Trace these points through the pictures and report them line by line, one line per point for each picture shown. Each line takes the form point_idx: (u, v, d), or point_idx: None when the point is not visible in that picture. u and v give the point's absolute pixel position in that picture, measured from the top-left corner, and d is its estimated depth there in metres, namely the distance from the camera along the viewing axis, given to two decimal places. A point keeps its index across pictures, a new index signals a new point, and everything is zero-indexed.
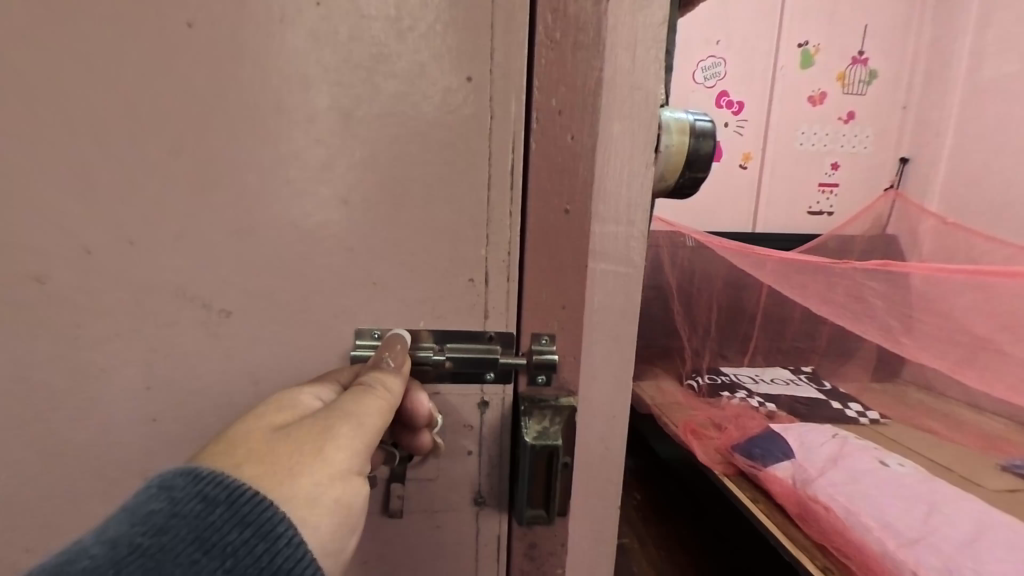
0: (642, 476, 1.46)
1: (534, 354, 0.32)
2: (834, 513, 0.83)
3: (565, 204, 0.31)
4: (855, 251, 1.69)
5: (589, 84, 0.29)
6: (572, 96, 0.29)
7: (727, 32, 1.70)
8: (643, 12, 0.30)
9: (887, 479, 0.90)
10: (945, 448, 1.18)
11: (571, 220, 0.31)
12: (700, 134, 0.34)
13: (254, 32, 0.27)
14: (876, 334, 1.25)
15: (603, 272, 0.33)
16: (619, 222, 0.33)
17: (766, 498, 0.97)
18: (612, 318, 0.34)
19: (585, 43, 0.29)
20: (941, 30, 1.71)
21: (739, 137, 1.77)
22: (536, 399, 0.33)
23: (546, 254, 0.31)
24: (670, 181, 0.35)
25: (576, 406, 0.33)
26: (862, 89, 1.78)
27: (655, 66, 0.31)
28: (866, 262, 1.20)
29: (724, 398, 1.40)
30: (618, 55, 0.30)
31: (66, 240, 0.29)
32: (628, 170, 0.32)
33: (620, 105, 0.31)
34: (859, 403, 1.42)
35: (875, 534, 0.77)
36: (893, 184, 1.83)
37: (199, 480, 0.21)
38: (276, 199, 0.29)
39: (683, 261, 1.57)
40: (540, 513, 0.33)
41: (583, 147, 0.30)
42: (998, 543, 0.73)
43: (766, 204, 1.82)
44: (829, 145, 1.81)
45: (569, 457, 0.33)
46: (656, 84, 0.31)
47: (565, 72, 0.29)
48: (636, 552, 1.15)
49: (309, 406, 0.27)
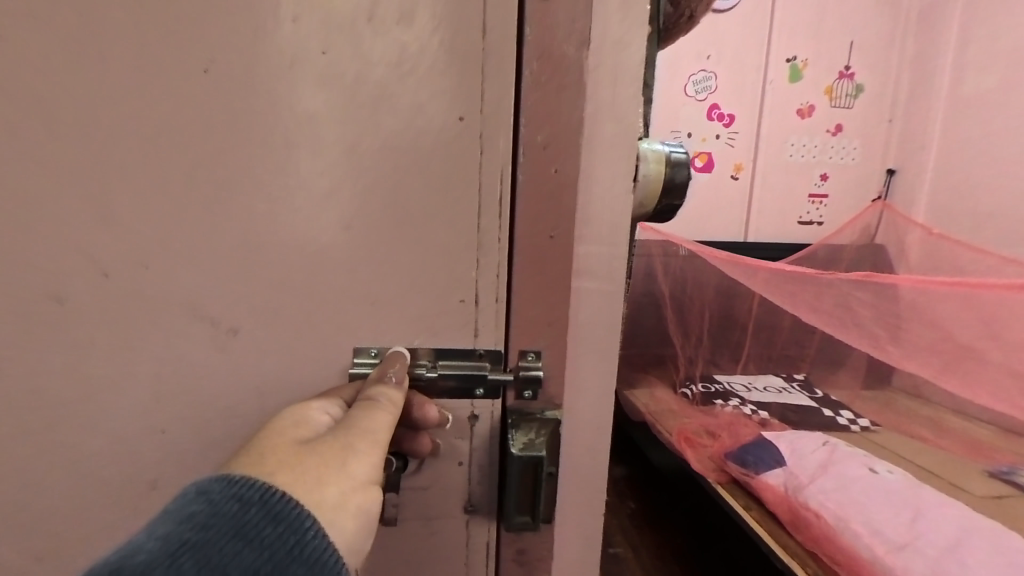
0: (636, 485, 1.47)
1: (521, 370, 0.33)
2: (825, 520, 0.84)
3: (550, 231, 0.32)
4: (844, 260, 1.71)
5: (572, 122, 0.31)
6: (561, 128, 0.31)
7: (717, 46, 1.74)
8: (623, 54, 0.32)
9: (875, 487, 0.91)
10: (933, 454, 1.20)
11: (561, 242, 0.32)
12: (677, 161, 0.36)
13: (263, 73, 0.29)
14: (864, 342, 1.27)
15: (587, 293, 0.34)
16: (601, 246, 0.34)
17: (759, 506, 0.98)
18: (597, 335, 0.35)
19: (569, 84, 0.30)
20: (924, 46, 1.76)
21: (731, 149, 1.81)
22: (523, 412, 0.34)
23: (534, 277, 0.33)
24: (650, 207, 0.37)
25: (559, 419, 0.34)
26: (849, 102, 1.82)
27: (633, 104, 0.32)
28: (851, 274, 1.20)
29: (718, 406, 1.41)
30: (600, 93, 0.32)
31: (80, 260, 0.30)
32: (611, 200, 0.33)
33: (606, 135, 0.33)
34: (850, 411, 1.43)
35: (864, 541, 0.78)
36: (880, 195, 1.87)
37: (232, 483, 0.22)
38: (281, 225, 0.30)
39: (675, 269, 1.59)
40: (527, 517, 0.34)
41: (567, 179, 0.32)
42: (982, 549, 0.74)
43: (758, 214, 1.85)
44: (818, 156, 1.84)
45: (554, 467, 0.34)
46: (634, 121, 0.33)
47: (550, 110, 0.31)
48: (631, 561, 1.15)
49: (318, 421, 0.28)
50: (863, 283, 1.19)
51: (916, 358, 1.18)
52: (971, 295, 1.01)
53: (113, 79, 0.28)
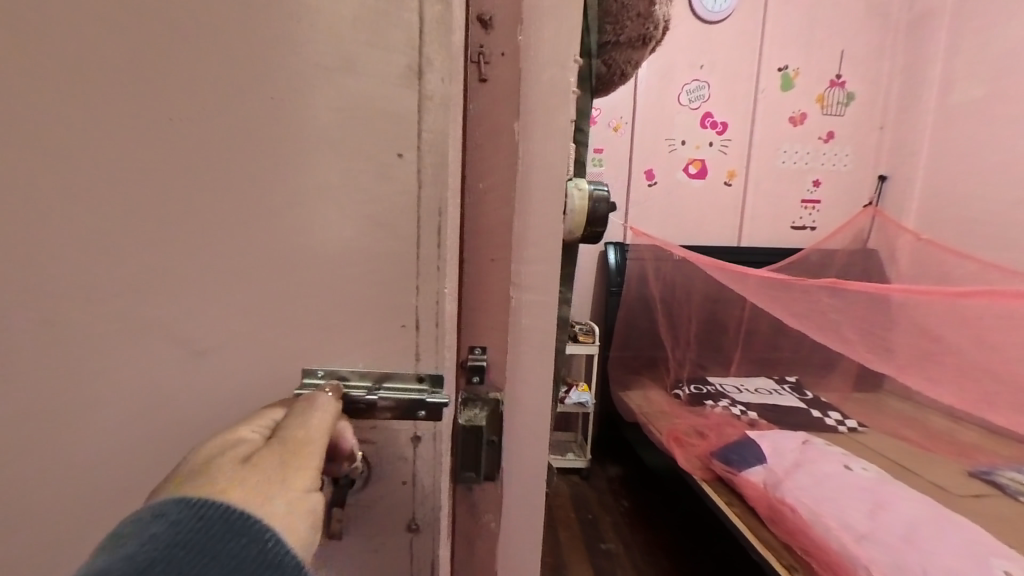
0: (630, 485, 1.52)
1: (464, 363, 0.28)
2: (799, 514, 0.88)
3: (487, 259, 0.27)
4: (836, 265, 1.74)
5: (496, 139, 0.26)
6: (485, 154, 0.26)
7: (710, 56, 1.78)
8: (553, 53, 0.26)
9: (847, 481, 0.96)
10: (919, 456, 1.22)
11: (498, 271, 0.27)
12: (602, 188, 0.31)
13: (152, 95, 0.23)
14: (835, 342, 1.35)
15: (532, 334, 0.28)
16: (544, 280, 0.28)
17: (741, 502, 1.02)
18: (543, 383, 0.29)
19: (491, 92, 0.25)
20: (913, 55, 1.80)
21: (724, 156, 1.86)
22: (466, 392, 0.28)
23: (470, 311, 0.28)
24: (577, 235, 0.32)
25: (501, 399, 0.29)
26: (840, 110, 1.86)
27: (565, 116, 0.27)
28: (818, 281, 1.26)
29: (707, 406, 1.46)
30: (531, 99, 0.26)
31: (3, 272, 0.25)
32: (549, 228, 0.28)
33: (540, 152, 0.26)
34: (839, 413, 1.47)
35: (834, 531, 0.82)
36: (872, 201, 1.91)
37: (181, 505, 0.20)
38: (183, 274, 0.25)
39: (665, 274, 1.66)
40: (471, 475, 0.29)
41: (497, 204, 0.27)
42: (934, 528, 0.79)
43: (751, 219, 1.90)
44: (810, 163, 1.88)
45: (498, 438, 0.29)
46: (567, 136, 0.27)
47: (474, 126, 0.26)
48: (622, 556, 1.19)
49: (246, 441, 0.23)
50: (832, 290, 1.25)
51: (911, 364, 1.18)
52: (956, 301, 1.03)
53: (32, 56, 0.24)
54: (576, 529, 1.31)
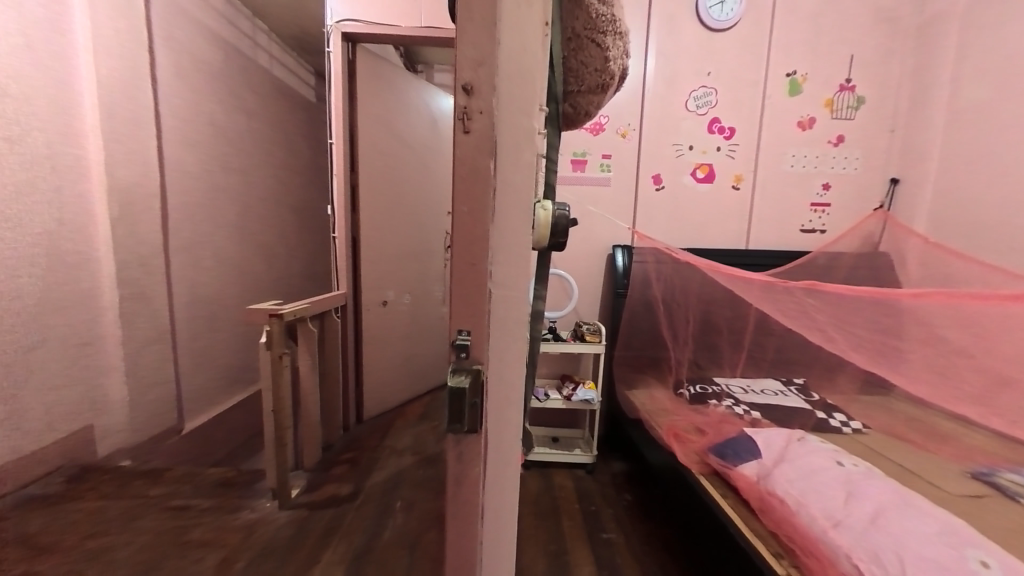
0: (633, 481, 1.57)
1: (455, 341, 0.33)
2: (787, 505, 0.93)
3: (473, 259, 0.32)
4: (843, 268, 1.78)
5: (479, 163, 0.31)
6: (465, 182, 0.31)
7: (715, 64, 1.83)
8: (520, 104, 0.33)
9: (835, 473, 0.99)
10: (921, 457, 1.24)
11: (476, 276, 0.32)
12: (564, 208, 0.38)
13: None
14: (812, 334, 1.41)
15: (500, 324, 0.35)
16: (509, 281, 0.35)
17: (734, 494, 1.07)
18: (505, 363, 0.36)
19: (475, 127, 0.31)
20: (923, 58, 1.81)
21: (731, 160, 1.89)
22: (458, 358, 0.33)
23: (459, 305, 0.33)
24: (541, 246, 0.39)
25: (484, 369, 0.34)
26: (850, 113, 1.87)
27: (528, 154, 0.34)
28: (796, 283, 1.30)
29: (710, 405, 1.50)
30: (503, 137, 0.32)
31: None
32: (513, 238, 0.34)
33: (508, 176, 0.33)
34: (844, 413, 1.48)
35: (817, 521, 0.87)
36: (884, 204, 1.91)
37: None
38: None
39: (667, 276, 1.70)
40: (459, 426, 0.33)
41: (480, 214, 0.32)
42: (907, 514, 0.84)
43: (759, 223, 1.93)
44: (818, 166, 1.89)
45: (478, 398, 0.33)
46: (527, 169, 0.34)
47: (463, 151, 0.31)
48: (621, 546, 1.24)
49: None
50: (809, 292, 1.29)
51: (912, 365, 1.20)
52: (955, 303, 1.05)
53: None
54: (579, 519, 1.37)
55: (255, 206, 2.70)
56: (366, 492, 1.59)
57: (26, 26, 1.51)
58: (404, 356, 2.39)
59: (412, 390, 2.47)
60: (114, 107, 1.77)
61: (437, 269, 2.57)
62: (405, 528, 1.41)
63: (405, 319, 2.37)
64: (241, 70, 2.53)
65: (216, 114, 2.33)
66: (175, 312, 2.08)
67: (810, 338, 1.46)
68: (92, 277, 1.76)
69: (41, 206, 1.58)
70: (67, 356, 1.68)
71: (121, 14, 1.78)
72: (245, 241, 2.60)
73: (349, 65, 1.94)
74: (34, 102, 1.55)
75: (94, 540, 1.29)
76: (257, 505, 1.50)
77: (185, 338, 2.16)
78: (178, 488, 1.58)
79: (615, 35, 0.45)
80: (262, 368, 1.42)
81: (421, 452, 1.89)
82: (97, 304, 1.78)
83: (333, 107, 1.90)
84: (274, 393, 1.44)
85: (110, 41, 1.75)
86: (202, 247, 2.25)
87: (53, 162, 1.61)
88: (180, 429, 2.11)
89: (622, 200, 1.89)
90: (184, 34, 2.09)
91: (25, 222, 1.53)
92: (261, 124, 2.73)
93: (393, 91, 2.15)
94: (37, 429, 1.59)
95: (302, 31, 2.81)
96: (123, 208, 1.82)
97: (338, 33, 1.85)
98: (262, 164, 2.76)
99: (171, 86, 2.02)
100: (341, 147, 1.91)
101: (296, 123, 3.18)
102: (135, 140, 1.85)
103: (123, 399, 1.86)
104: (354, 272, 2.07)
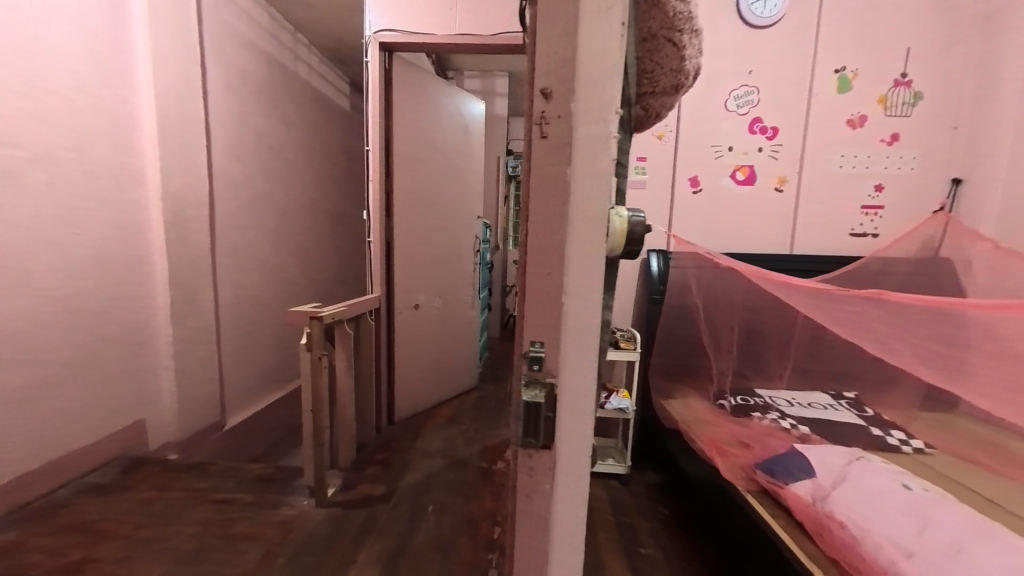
0: (669, 494, 1.52)
1: (528, 353, 0.33)
2: (847, 529, 0.87)
3: (549, 268, 0.32)
4: (899, 275, 1.66)
5: (555, 172, 0.31)
6: (541, 195, 0.31)
7: (758, 62, 1.76)
8: (596, 106, 0.30)
9: (901, 500, 0.93)
10: (995, 481, 1.14)
11: (553, 288, 0.32)
12: (639, 213, 0.36)
13: None
14: (874, 347, 1.32)
15: (572, 342, 0.33)
16: (583, 296, 0.32)
17: (784, 514, 1.01)
18: (579, 385, 0.33)
19: (552, 137, 0.31)
20: (989, 51, 1.69)
21: (773, 162, 1.81)
22: (531, 373, 0.33)
23: (533, 316, 0.33)
24: (615, 255, 0.37)
25: (557, 383, 0.33)
26: (906, 110, 1.76)
27: (604, 158, 0.31)
28: (858, 290, 1.19)
29: (754, 417, 1.42)
30: (579, 144, 0.31)
31: None
32: (588, 252, 0.32)
33: (583, 184, 0.31)
34: (902, 431, 1.38)
35: (884, 549, 0.80)
36: (944, 206, 1.80)
37: None
38: None
39: (707, 283, 1.62)
40: (533, 442, 0.33)
41: (555, 223, 0.32)
42: (989, 551, 0.77)
43: (804, 226, 1.84)
44: (870, 167, 1.79)
45: (553, 411, 0.33)
46: (604, 176, 0.31)
47: (541, 162, 0.32)
48: (659, 563, 1.20)
49: None
50: (872, 300, 1.19)
51: (979, 379, 1.13)
52: None
53: None
54: (614, 531, 1.33)
55: (293, 211, 2.81)
56: (399, 494, 1.60)
57: (95, 45, 1.62)
58: (434, 358, 2.41)
59: (440, 393, 2.48)
60: (169, 120, 1.88)
61: (467, 273, 2.59)
62: (437, 531, 1.41)
63: (435, 322, 2.39)
64: (283, 82, 2.65)
65: (259, 124, 2.44)
66: (218, 313, 2.18)
67: (868, 349, 1.36)
68: (147, 279, 1.86)
69: (104, 213, 1.69)
70: (124, 352, 1.79)
71: (177, 32, 1.88)
72: (283, 245, 2.71)
73: (386, 74, 1.99)
74: (101, 116, 1.66)
75: (146, 529, 1.36)
76: (294, 501, 1.53)
77: (227, 338, 2.25)
78: (221, 481, 1.64)
79: (692, 33, 0.44)
80: (302, 368, 1.46)
81: (451, 455, 1.89)
82: (150, 304, 1.88)
83: (371, 115, 1.96)
84: (312, 393, 1.48)
85: (168, 58, 1.86)
86: (244, 251, 2.35)
87: (116, 172, 1.72)
88: (221, 424, 2.21)
89: (658, 203, 1.85)
90: (232, 49, 2.20)
91: (91, 228, 1.65)
92: (299, 132, 2.84)
93: (428, 98, 2.19)
94: (95, 422, 1.69)
95: (340, 42, 2.90)
96: (175, 214, 1.93)
97: (376, 43, 1.90)
98: (299, 171, 2.86)
99: (218, 99, 2.13)
100: (377, 154, 1.97)
101: (332, 130, 3.29)
102: (187, 150, 1.96)
103: (170, 395, 1.96)
104: (387, 275, 2.12)
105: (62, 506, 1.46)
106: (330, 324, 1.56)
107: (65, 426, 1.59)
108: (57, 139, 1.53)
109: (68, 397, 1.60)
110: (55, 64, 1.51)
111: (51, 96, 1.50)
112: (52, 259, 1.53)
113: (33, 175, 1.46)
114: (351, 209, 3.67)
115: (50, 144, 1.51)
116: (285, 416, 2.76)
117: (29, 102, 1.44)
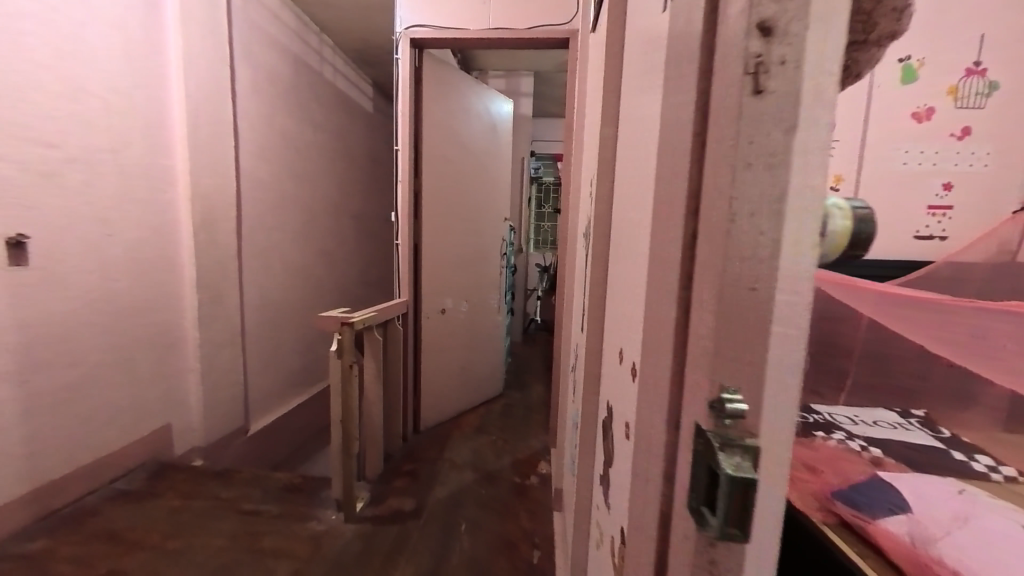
0: None
1: (722, 404, 0.22)
2: None
3: (753, 281, 0.22)
4: None
5: (771, 139, 0.21)
6: (745, 171, 0.21)
7: None
8: (823, 38, 0.20)
9: None
10: None
11: (765, 303, 0.22)
12: (866, 205, 0.28)
13: None
14: None
15: (783, 384, 0.22)
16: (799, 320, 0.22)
17: None
18: (789, 445, 0.23)
19: (768, 85, 0.20)
20: None
21: None
22: (726, 436, 0.22)
23: (724, 351, 0.22)
24: (828, 261, 0.28)
25: (761, 447, 0.22)
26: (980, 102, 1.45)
27: (830, 117, 0.21)
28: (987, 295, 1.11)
29: None
30: (804, 97, 0.21)
31: None
32: (806, 256, 0.22)
33: (804, 157, 0.21)
34: None
35: None
36: None
37: None
38: None
39: None
40: (737, 534, 0.22)
41: (767, 212, 0.21)
42: None
43: None
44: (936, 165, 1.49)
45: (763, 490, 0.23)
46: (825, 136, 0.21)
47: (747, 123, 0.21)
48: None
49: None
50: None
51: None
52: None
53: None
54: None
55: (317, 214, 2.78)
56: (430, 510, 1.52)
57: (130, 45, 1.60)
58: (460, 365, 2.33)
59: (466, 400, 2.40)
60: (200, 121, 1.85)
61: (493, 277, 2.52)
62: (473, 553, 1.33)
63: (461, 327, 2.32)
64: (309, 84, 2.62)
65: (286, 126, 2.42)
66: (243, 316, 2.15)
67: None
68: (177, 282, 1.83)
69: (137, 214, 1.66)
70: (153, 356, 1.75)
71: (208, 33, 1.86)
72: (307, 248, 2.68)
73: (416, 72, 1.93)
74: (134, 116, 1.63)
75: (174, 541, 1.30)
76: (323, 515, 1.46)
77: (252, 341, 2.22)
78: (248, 490, 1.58)
79: None
80: (331, 376, 1.39)
81: (481, 467, 1.80)
82: (180, 307, 1.85)
83: (400, 114, 1.90)
84: (342, 402, 1.41)
85: (200, 59, 1.84)
86: (270, 253, 2.32)
87: (148, 173, 1.69)
88: (245, 429, 2.17)
89: None
90: (260, 51, 2.18)
91: (125, 230, 1.61)
92: (325, 135, 2.82)
93: (457, 97, 2.12)
94: (125, 427, 1.65)
95: (365, 43, 2.87)
96: (205, 216, 1.89)
97: (406, 39, 1.84)
98: (324, 173, 2.84)
99: (247, 101, 2.11)
100: (406, 153, 1.91)
101: (356, 133, 3.27)
102: (216, 152, 1.93)
103: (197, 399, 1.93)
104: (414, 279, 2.05)
105: (91, 514, 1.41)
106: (361, 329, 1.49)
107: (96, 432, 1.55)
108: (94, 139, 1.50)
109: (100, 402, 1.56)
110: (92, 63, 1.48)
111: (88, 95, 1.47)
112: (88, 261, 1.49)
113: (70, 175, 1.43)
114: (374, 212, 3.65)
115: (87, 144, 1.48)
116: (308, 421, 2.72)
117: (66, 101, 1.41)
